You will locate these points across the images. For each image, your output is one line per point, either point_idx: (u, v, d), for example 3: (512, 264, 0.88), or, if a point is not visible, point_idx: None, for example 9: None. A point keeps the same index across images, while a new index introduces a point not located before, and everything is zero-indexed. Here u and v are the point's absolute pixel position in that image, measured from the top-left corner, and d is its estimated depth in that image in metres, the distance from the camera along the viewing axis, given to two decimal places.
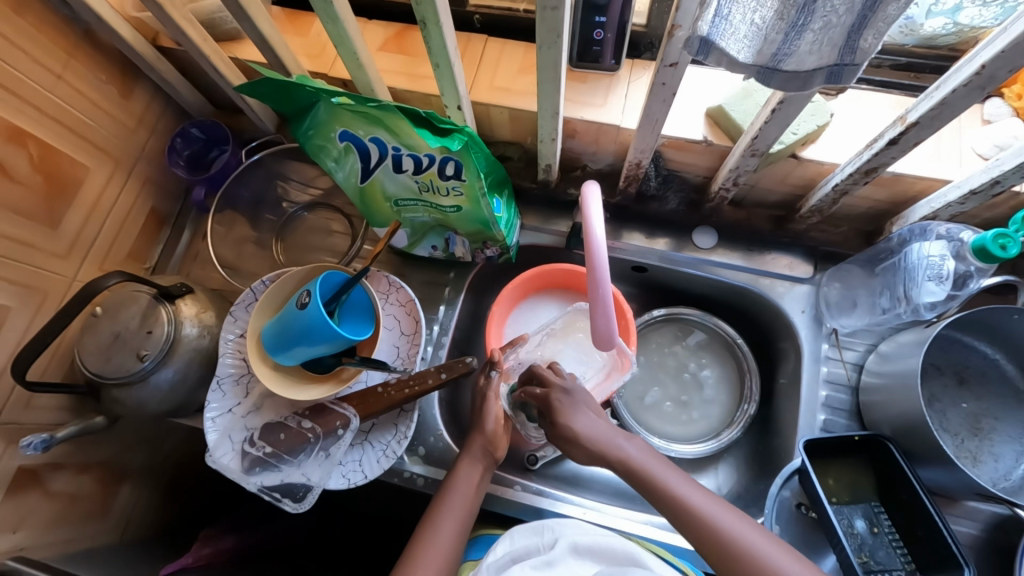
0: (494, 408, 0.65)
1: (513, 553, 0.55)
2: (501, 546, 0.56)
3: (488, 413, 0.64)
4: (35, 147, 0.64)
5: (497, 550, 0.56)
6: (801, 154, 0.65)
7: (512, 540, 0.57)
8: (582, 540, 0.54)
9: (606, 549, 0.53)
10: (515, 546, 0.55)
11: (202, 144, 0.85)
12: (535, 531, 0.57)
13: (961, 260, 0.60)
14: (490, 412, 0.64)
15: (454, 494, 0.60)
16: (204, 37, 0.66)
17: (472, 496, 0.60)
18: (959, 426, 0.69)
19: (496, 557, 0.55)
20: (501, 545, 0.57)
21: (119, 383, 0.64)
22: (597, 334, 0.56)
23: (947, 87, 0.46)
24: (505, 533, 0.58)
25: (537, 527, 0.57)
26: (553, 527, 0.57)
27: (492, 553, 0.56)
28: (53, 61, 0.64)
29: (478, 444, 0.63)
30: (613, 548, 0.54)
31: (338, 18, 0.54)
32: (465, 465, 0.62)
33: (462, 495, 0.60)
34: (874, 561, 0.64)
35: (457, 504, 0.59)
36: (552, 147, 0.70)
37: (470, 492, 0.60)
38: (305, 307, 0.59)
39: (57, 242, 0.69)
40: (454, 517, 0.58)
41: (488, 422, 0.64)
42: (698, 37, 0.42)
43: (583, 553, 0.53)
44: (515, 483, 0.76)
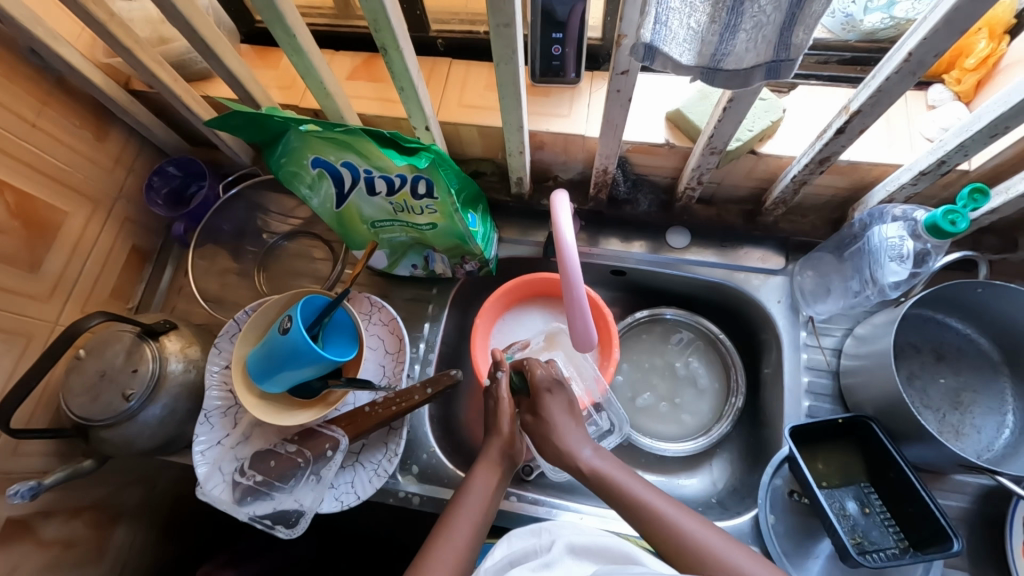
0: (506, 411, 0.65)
1: (511, 557, 0.54)
2: (500, 550, 0.56)
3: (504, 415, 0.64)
4: (12, 195, 0.65)
5: (496, 553, 0.56)
6: (760, 149, 0.67)
7: (510, 544, 0.57)
8: (579, 540, 0.54)
9: (603, 548, 0.53)
10: (513, 550, 0.55)
11: (180, 181, 0.86)
12: (532, 534, 0.57)
13: (917, 239, 0.63)
14: (502, 410, 0.64)
15: (471, 497, 0.59)
16: (175, 78, 0.68)
17: (488, 501, 0.59)
18: (940, 401, 0.71)
19: (494, 561, 0.55)
20: (500, 549, 0.57)
21: (106, 423, 0.64)
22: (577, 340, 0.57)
23: (881, 75, 0.49)
24: (504, 537, 0.57)
25: (535, 530, 0.57)
26: (550, 530, 0.57)
27: (489, 558, 0.55)
28: (26, 110, 0.66)
29: (498, 449, 0.63)
30: (610, 545, 0.53)
31: (303, 50, 0.56)
32: (479, 472, 0.61)
33: (480, 495, 0.59)
34: (868, 541, 0.65)
35: (473, 506, 0.58)
36: (521, 159, 0.72)
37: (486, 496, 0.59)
38: (287, 332, 0.60)
39: (38, 286, 0.69)
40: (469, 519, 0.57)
41: (505, 425, 0.64)
42: (642, 43, 0.44)
43: (580, 552, 0.53)
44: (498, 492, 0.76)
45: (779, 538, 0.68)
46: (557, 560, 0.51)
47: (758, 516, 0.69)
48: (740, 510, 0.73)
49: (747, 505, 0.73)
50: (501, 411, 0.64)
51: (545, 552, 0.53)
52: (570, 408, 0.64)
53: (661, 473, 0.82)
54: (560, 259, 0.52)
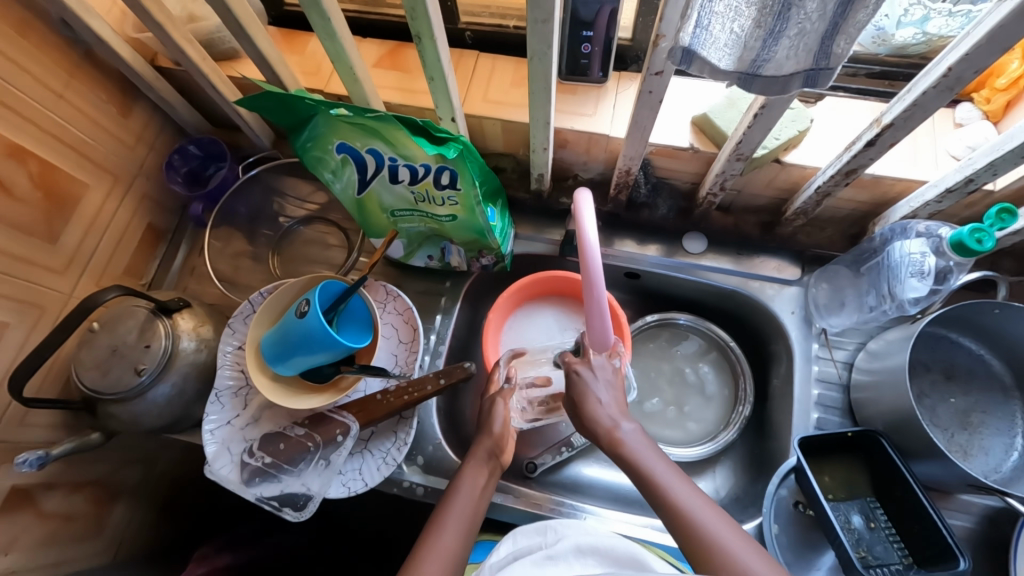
0: (501, 411, 0.65)
1: (515, 552, 0.55)
2: (504, 546, 0.56)
3: (498, 415, 0.65)
4: (36, 165, 0.65)
5: (501, 550, 0.56)
6: (784, 159, 0.67)
7: (515, 541, 0.57)
8: (584, 540, 0.54)
9: (608, 549, 0.53)
10: (518, 546, 0.56)
11: (199, 161, 0.87)
12: (538, 532, 0.57)
13: (940, 256, 0.62)
14: (497, 414, 0.65)
15: (461, 495, 0.57)
16: (203, 56, 0.68)
17: (478, 501, 0.57)
18: (949, 421, 0.71)
19: (499, 558, 0.56)
20: (505, 546, 0.57)
21: (116, 397, 0.64)
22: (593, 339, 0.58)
23: (917, 90, 0.49)
24: (509, 534, 0.58)
25: (540, 529, 0.58)
26: (556, 528, 0.57)
27: (494, 555, 0.56)
28: (54, 81, 0.66)
29: (487, 448, 0.62)
30: (615, 547, 0.53)
31: (336, 35, 0.56)
32: (469, 472, 0.60)
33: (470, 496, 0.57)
34: (872, 555, 0.65)
35: (463, 505, 0.56)
36: (543, 156, 0.72)
37: (474, 495, 0.58)
38: (305, 315, 0.60)
39: (55, 257, 0.69)
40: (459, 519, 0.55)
41: (496, 425, 0.64)
42: (681, 47, 0.43)
43: (585, 553, 0.53)
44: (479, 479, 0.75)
45: (782, 549, 0.68)
46: (561, 557, 0.52)
47: (762, 525, 0.69)
48: (743, 518, 0.73)
49: (750, 514, 0.73)
50: (494, 411, 0.65)
51: (550, 547, 0.54)
52: (613, 383, 0.60)
53: None
54: (582, 256, 0.52)
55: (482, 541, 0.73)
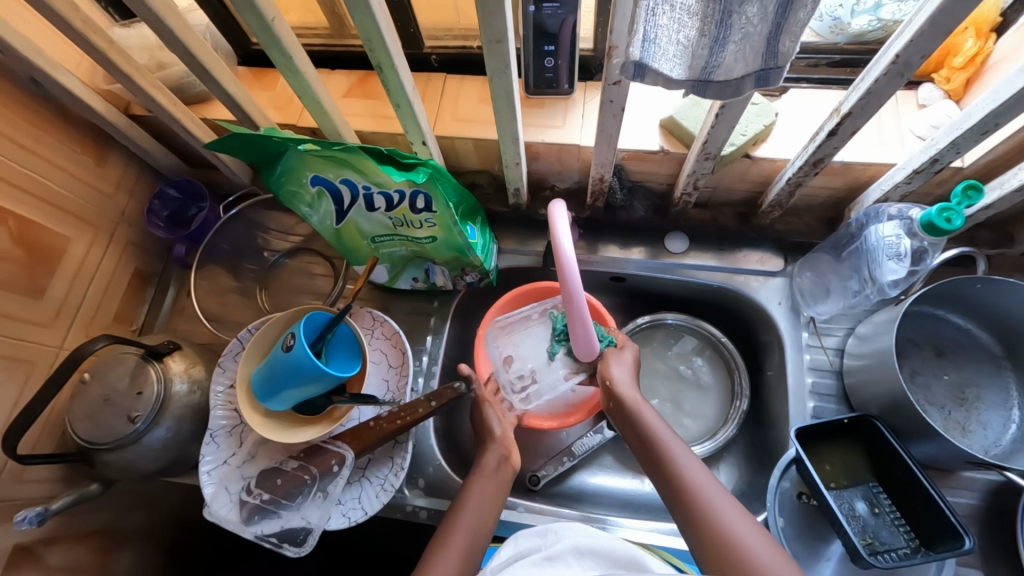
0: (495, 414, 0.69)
1: (517, 554, 0.54)
2: (506, 549, 0.56)
3: (494, 420, 0.68)
4: (15, 223, 0.66)
5: (502, 553, 0.55)
6: (754, 153, 0.68)
7: (516, 544, 0.57)
8: (584, 543, 0.54)
9: (607, 551, 0.53)
10: (518, 549, 0.55)
11: (179, 203, 0.87)
12: (538, 535, 0.57)
13: (914, 237, 0.63)
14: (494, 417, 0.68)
15: (474, 500, 0.59)
16: (174, 102, 0.69)
17: (489, 509, 0.58)
18: (944, 398, 0.70)
19: (500, 560, 0.54)
20: (506, 549, 0.56)
21: (111, 446, 0.64)
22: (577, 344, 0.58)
23: (871, 78, 0.50)
24: (510, 537, 0.57)
25: (541, 531, 0.57)
26: (556, 531, 0.57)
27: (495, 558, 0.55)
28: (28, 139, 0.67)
29: (498, 458, 0.63)
30: (614, 549, 0.53)
31: (299, 71, 0.57)
32: (479, 482, 0.61)
33: (484, 497, 0.59)
34: (879, 541, 0.64)
35: (476, 506, 0.58)
36: (517, 170, 0.73)
37: (485, 500, 0.59)
38: (291, 349, 0.60)
39: (41, 311, 0.70)
40: (473, 517, 0.57)
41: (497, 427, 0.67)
42: (632, 62, 0.44)
43: (585, 554, 0.53)
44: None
45: (790, 542, 0.67)
46: (560, 558, 0.52)
47: (768, 519, 0.68)
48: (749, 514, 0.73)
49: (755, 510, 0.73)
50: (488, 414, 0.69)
51: (549, 549, 0.54)
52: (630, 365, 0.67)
53: None
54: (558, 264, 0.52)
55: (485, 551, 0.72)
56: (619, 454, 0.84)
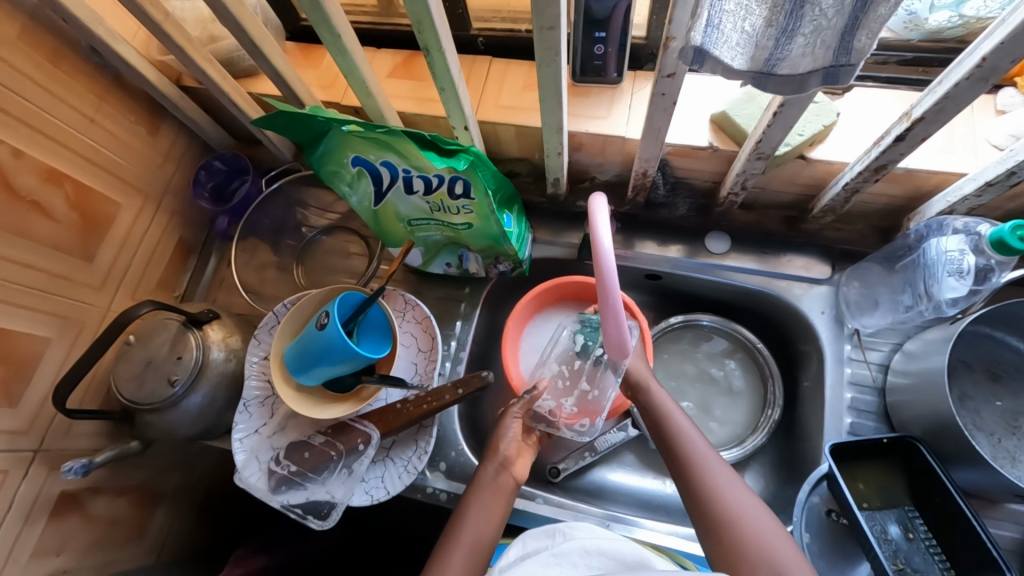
0: (511, 428, 0.68)
1: (524, 554, 0.54)
2: (514, 549, 0.55)
3: (508, 435, 0.67)
4: (72, 188, 0.69)
5: (510, 552, 0.55)
6: (809, 155, 0.65)
7: (523, 543, 0.56)
8: (592, 543, 0.53)
9: (616, 553, 0.53)
10: (526, 549, 0.55)
11: (224, 175, 0.88)
12: (546, 535, 0.56)
13: (980, 253, 0.59)
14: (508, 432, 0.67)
15: (474, 510, 0.60)
16: (223, 75, 0.70)
17: (492, 517, 0.60)
18: (995, 425, 0.67)
19: (507, 561, 0.54)
20: (513, 549, 0.56)
21: (151, 408, 0.67)
22: (609, 341, 0.55)
23: (949, 81, 0.46)
24: (518, 537, 0.57)
25: (549, 530, 0.57)
26: (564, 531, 0.56)
27: (503, 558, 0.55)
28: (86, 106, 0.69)
29: (497, 472, 0.64)
30: (623, 551, 0.53)
31: (346, 50, 0.57)
32: (482, 488, 0.62)
33: (487, 509, 0.60)
34: (910, 567, 0.62)
35: (481, 511, 0.60)
36: (558, 160, 0.71)
37: (489, 513, 0.60)
38: (324, 328, 0.61)
39: (92, 274, 0.73)
40: (480, 519, 0.59)
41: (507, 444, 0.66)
42: (692, 47, 0.42)
43: (592, 555, 0.52)
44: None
45: (815, 558, 0.65)
46: (567, 558, 0.52)
47: (793, 534, 0.66)
48: None
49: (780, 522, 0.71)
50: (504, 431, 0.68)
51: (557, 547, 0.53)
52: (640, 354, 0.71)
53: None
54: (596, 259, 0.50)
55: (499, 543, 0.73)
56: (641, 453, 0.83)
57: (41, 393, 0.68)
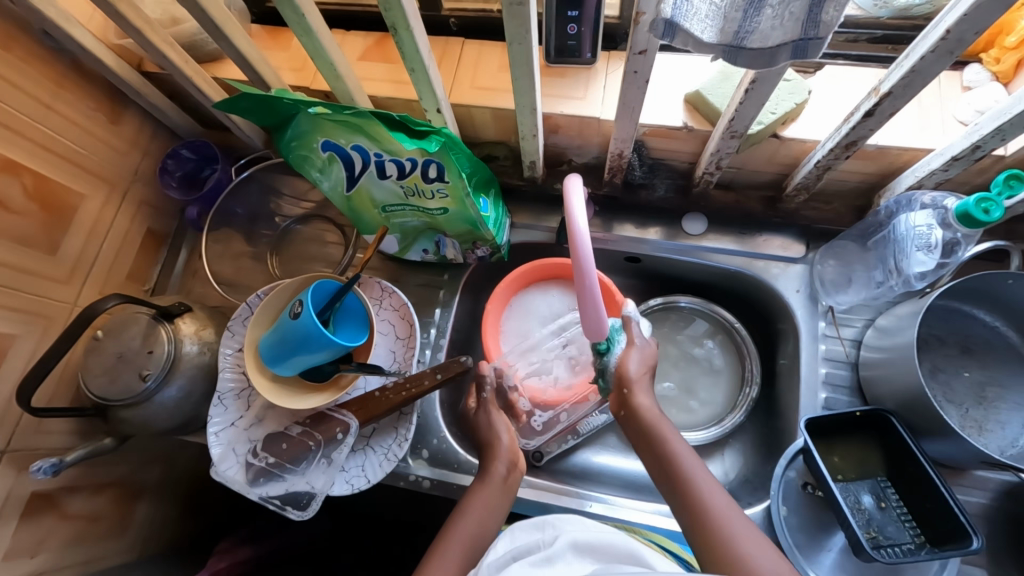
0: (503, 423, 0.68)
1: (514, 551, 0.53)
2: (501, 543, 0.55)
3: (500, 429, 0.67)
4: (30, 178, 0.66)
5: (498, 548, 0.55)
6: (783, 133, 0.65)
7: (512, 537, 0.56)
8: (582, 537, 0.53)
9: (606, 547, 0.53)
10: (516, 544, 0.54)
11: (194, 164, 0.86)
12: (536, 528, 0.57)
13: (947, 228, 0.60)
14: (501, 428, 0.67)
15: (476, 505, 0.61)
16: (186, 59, 0.67)
17: (493, 511, 0.61)
18: (963, 396, 0.68)
19: (496, 555, 0.54)
20: (503, 543, 0.56)
21: (124, 403, 0.65)
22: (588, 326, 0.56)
23: (916, 54, 0.46)
24: (505, 532, 0.57)
25: (539, 525, 0.57)
26: (554, 524, 0.56)
27: (491, 552, 0.55)
28: (42, 93, 0.66)
29: (499, 465, 0.64)
30: (613, 545, 0.53)
31: (312, 30, 0.55)
32: (481, 489, 0.62)
33: (488, 504, 0.61)
34: (883, 535, 0.64)
35: (483, 504, 0.61)
36: (534, 143, 0.70)
37: (490, 507, 0.61)
38: (298, 317, 0.60)
39: (57, 267, 0.70)
40: (479, 515, 0.60)
41: (504, 439, 0.67)
42: (662, 20, 0.43)
43: (583, 550, 0.52)
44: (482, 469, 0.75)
45: (792, 530, 0.67)
46: (560, 556, 0.51)
47: (770, 508, 0.68)
48: (752, 501, 0.72)
49: (760, 497, 0.72)
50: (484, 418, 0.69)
51: (547, 546, 0.53)
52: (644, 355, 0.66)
53: None
54: (571, 241, 0.50)
55: None
56: (624, 435, 0.84)
57: (7, 392, 0.66)
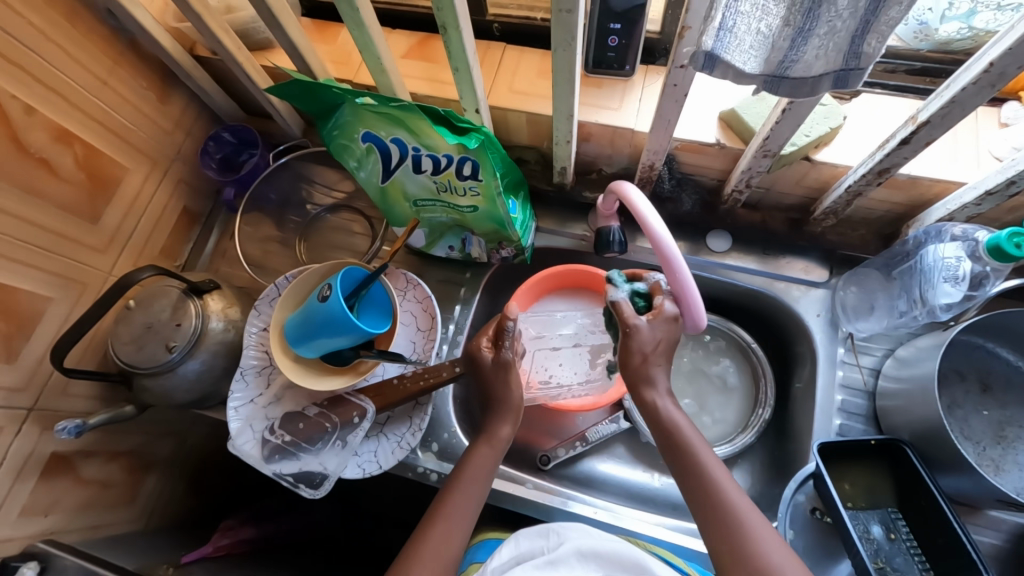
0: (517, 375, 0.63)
1: (517, 556, 0.55)
2: (506, 548, 0.57)
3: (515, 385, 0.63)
4: (81, 148, 0.69)
5: (503, 553, 0.57)
6: (815, 156, 0.65)
7: (517, 543, 0.57)
8: (586, 544, 0.54)
9: (610, 554, 0.53)
10: (520, 549, 0.56)
11: (233, 148, 0.88)
12: (540, 535, 0.57)
13: (977, 261, 0.59)
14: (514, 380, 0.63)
15: (472, 468, 0.60)
16: (239, 46, 0.70)
17: (486, 477, 0.60)
18: (981, 434, 0.68)
19: (501, 561, 0.56)
20: (508, 548, 0.57)
21: (149, 372, 0.67)
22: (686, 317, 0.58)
23: (956, 86, 0.47)
24: (511, 536, 0.58)
25: (543, 531, 0.58)
26: (559, 531, 0.57)
27: (495, 557, 0.57)
28: (99, 68, 0.69)
29: (505, 426, 0.62)
30: (618, 553, 0.53)
31: (364, 25, 0.57)
32: (484, 447, 0.61)
33: (482, 466, 0.60)
34: (891, 567, 0.63)
35: (477, 470, 0.59)
36: (567, 149, 0.72)
37: (484, 469, 0.60)
38: (326, 300, 0.61)
39: (96, 236, 0.73)
40: (472, 487, 0.58)
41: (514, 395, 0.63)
42: (703, 51, 0.43)
43: (587, 557, 0.53)
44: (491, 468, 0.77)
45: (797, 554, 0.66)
46: (563, 561, 0.52)
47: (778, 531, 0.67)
48: None
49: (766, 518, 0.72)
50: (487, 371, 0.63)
51: (551, 551, 0.54)
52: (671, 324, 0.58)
53: None
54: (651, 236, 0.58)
55: (489, 539, 0.71)
56: (632, 446, 0.83)
57: (39, 353, 0.68)
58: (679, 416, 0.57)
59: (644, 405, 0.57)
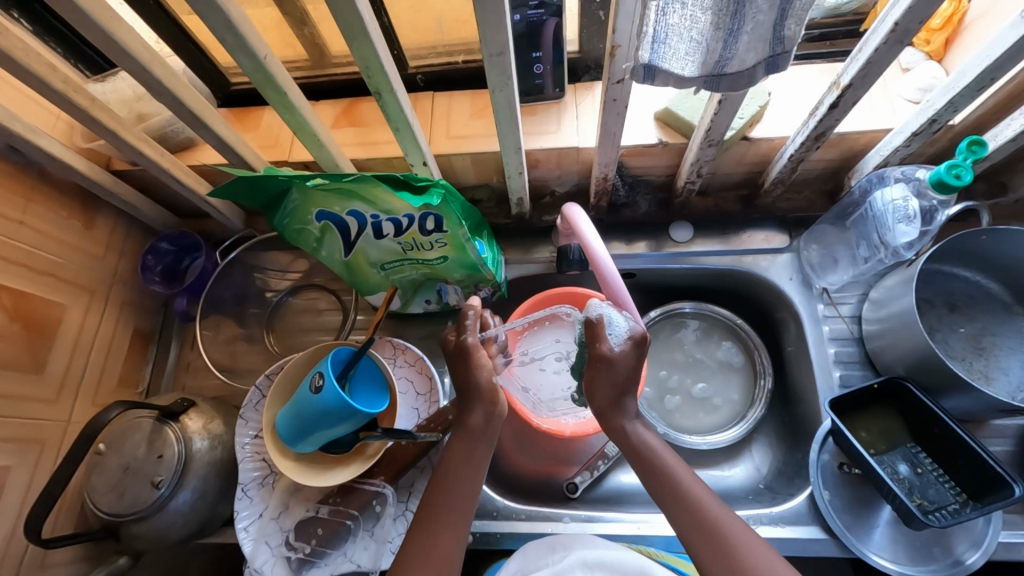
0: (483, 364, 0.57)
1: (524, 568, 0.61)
2: (514, 561, 0.62)
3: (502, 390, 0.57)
4: (9, 298, 0.63)
5: (511, 564, 0.61)
6: (751, 134, 0.69)
7: (525, 557, 0.62)
8: (591, 555, 0.59)
9: (616, 563, 0.58)
10: (526, 562, 0.61)
11: (173, 256, 0.84)
12: (547, 549, 0.62)
13: (922, 197, 0.64)
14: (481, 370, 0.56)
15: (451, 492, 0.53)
16: (161, 152, 0.66)
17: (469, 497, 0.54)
18: (963, 350, 0.71)
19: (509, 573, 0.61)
20: (513, 561, 0.62)
21: (137, 517, 0.61)
22: None
23: (868, 49, 0.50)
24: (518, 550, 0.63)
25: (549, 544, 0.62)
26: (565, 545, 0.62)
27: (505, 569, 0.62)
28: (12, 208, 0.64)
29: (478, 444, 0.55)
30: (622, 560, 0.58)
31: (294, 106, 0.56)
32: (463, 476, 0.54)
33: (466, 484, 0.54)
34: (928, 501, 0.65)
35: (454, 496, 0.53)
36: (519, 180, 0.72)
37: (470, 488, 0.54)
38: (320, 390, 0.58)
39: (45, 386, 0.67)
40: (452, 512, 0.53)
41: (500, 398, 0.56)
42: (641, 64, 0.45)
43: (592, 566, 0.57)
44: (521, 512, 0.73)
45: (838, 514, 0.67)
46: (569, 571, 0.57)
47: (813, 493, 0.69)
48: (792, 492, 0.72)
49: (798, 486, 0.72)
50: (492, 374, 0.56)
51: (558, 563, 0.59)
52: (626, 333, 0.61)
53: (703, 468, 0.82)
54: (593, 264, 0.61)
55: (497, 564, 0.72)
56: None
57: (6, 531, 0.61)
58: (651, 437, 0.57)
59: (612, 426, 0.58)
